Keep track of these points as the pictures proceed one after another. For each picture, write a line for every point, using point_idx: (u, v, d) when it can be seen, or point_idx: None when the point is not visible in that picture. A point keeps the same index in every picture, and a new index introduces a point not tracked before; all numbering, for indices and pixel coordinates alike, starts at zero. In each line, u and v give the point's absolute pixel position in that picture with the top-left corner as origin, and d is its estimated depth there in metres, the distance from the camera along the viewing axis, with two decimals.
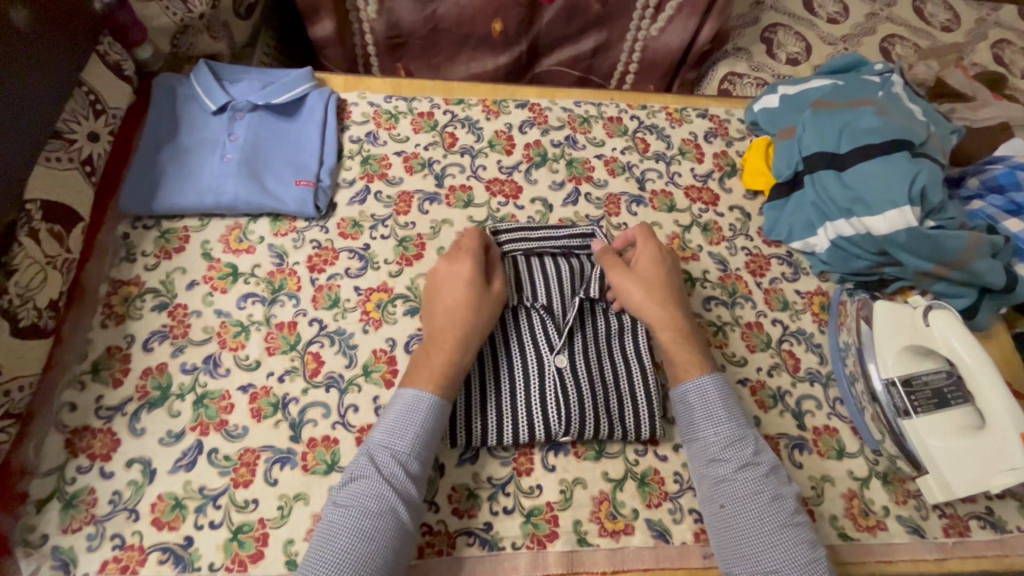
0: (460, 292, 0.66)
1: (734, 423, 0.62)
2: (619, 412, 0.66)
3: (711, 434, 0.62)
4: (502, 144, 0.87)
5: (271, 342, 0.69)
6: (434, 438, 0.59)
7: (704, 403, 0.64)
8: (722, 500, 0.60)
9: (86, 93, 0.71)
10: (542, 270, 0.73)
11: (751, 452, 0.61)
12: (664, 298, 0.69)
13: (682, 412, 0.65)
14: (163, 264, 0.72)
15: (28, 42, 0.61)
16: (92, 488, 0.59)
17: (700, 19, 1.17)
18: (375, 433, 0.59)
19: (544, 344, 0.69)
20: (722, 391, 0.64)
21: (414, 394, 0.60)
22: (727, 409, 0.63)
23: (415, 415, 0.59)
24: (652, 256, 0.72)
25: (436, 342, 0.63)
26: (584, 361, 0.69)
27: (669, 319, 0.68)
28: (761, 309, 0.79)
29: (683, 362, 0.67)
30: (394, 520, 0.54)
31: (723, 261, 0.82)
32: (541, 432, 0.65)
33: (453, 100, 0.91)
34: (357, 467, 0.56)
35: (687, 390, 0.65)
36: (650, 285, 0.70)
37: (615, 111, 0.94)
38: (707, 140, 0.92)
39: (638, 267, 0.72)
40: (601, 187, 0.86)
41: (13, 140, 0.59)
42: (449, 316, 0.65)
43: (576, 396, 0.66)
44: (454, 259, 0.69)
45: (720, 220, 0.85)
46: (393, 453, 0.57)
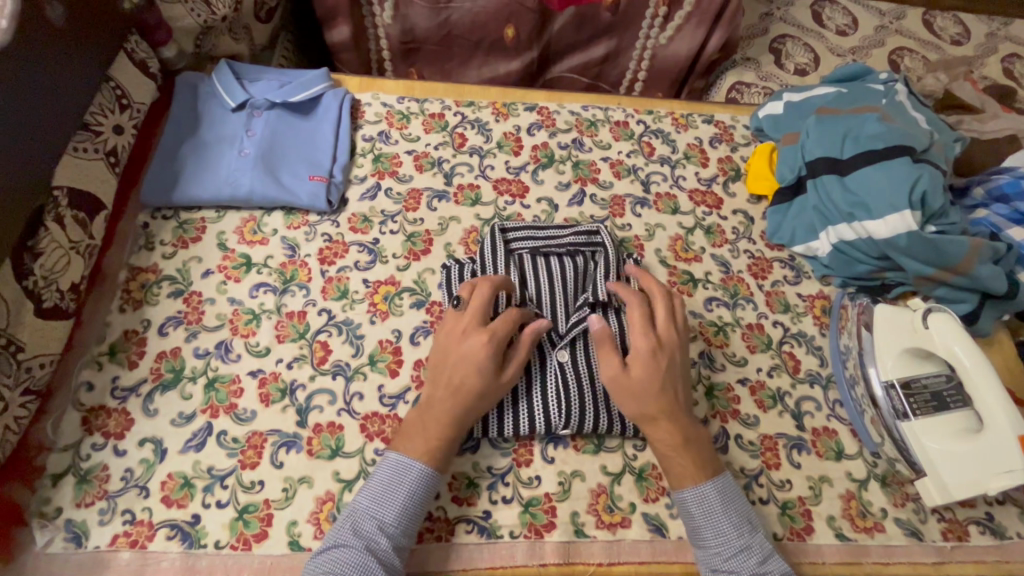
0: (474, 378, 0.61)
1: (738, 531, 0.58)
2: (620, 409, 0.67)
3: (716, 544, 0.59)
4: (510, 145, 0.89)
5: (281, 330, 0.71)
6: (420, 510, 0.58)
7: (706, 513, 0.59)
8: None
9: (113, 88, 0.74)
10: (547, 269, 0.75)
11: (757, 561, 0.57)
12: (664, 407, 0.61)
13: (684, 517, 0.61)
14: (180, 253, 0.75)
15: (62, 36, 0.64)
16: (105, 464, 0.61)
17: (708, 28, 1.20)
18: (362, 499, 0.57)
19: (546, 343, 0.71)
20: (723, 497, 0.60)
21: (403, 462, 0.59)
22: (730, 518, 0.59)
23: (404, 484, 0.58)
24: (648, 353, 0.63)
25: (435, 413, 0.61)
26: (585, 357, 0.70)
27: (667, 432, 0.61)
28: (762, 311, 0.80)
29: (677, 471, 0.61)
30: None
31: (726, 263, 0.83)
32: (541, 424, 0.66)
33: (464, 102, 0.93)
34: (340, 535, 0.55)
35: (687, 499, 0.60)
36: (642, 395, 0.62)
37: (622, 115, 0.95)
38: (712, 145, 0.94)
39: (632, 367, 0.63)
40: (606, 189, 0.87)
41: (45, 130, 0.62)
42: (455, 396, 0.61)
43: (577, 393, 0.67)
44: (474, 337, 0.63)
45: (723, 223, 0.87)
46: (379, 521, 0.56)
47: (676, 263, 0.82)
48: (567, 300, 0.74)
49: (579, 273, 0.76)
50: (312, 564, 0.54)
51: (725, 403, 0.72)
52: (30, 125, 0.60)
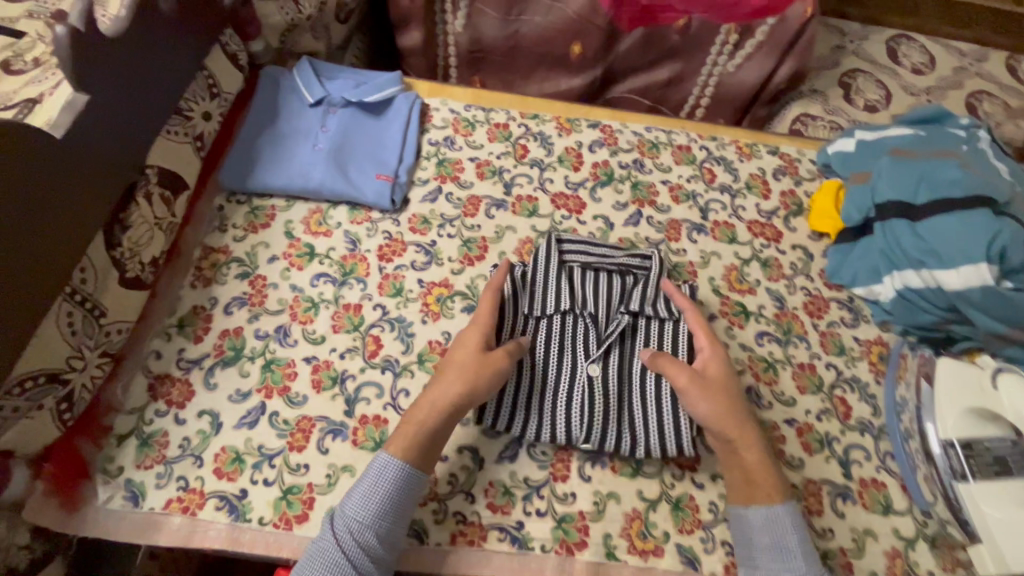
0: (462, 351, 0.66)
1: (804, 561, 0.58)
2: (654, 432, 0.67)
3: (781, 570, 0.58)
4: (570, 161, 0.90)
5: (337, 320, 0.73)
6: (399, 512, 0.58)
7: (774, 534, 0.60)
8: None
9: (206, 77, 0.78)
10: (595, 284, 0.76)
11: None
12: (739, 414, 0.65)
13: (743, 537, 0.61)
14: (250, 237, 0.78)
15: (168, 26, 0.68)
16: (166, 431, 0.65)
17: (779, 58, 1.18)
18: (340, 512, 0.58)
19: (579, 351, 0.71)
20: (796, 524, 0.60)
21: (382, 464, 0.59)
22: (801, 544, 0.59)
23: (379, 496, 0.58)
24: (722, 366, 0.68)
25: (429, 398, 0.63)
26: (616, 375, 0.70)
27: (752, 442, 0.64)
28: (815, 351, 0.78)
29: (762, 485, 0.62)
30: None
31: (781, 298, 0.82)
32: (562, 434, 0.67)
33: (529, 115, 0.94)
34: (317, 547, 0.56)
35: (756, 515, 0.61)
36: (723, 393, 0.66)
37: (685, 139, 0.95)
38: (776, 177, 0.92)
39: (706, 378, 0.67)
40: (663, 213, 0.87)
41: (144, 112, 0.66)
42: (442, 374, 0.65)
43: (602, 407, 0.68)
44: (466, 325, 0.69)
45: (781, 257, 0.85)
46: (356, 525, 0.57)
47: (729, 294, 0.81)
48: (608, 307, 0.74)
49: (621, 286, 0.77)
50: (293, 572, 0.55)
51: (770, 441, 0.71)
52: (131, 106, 0.64)
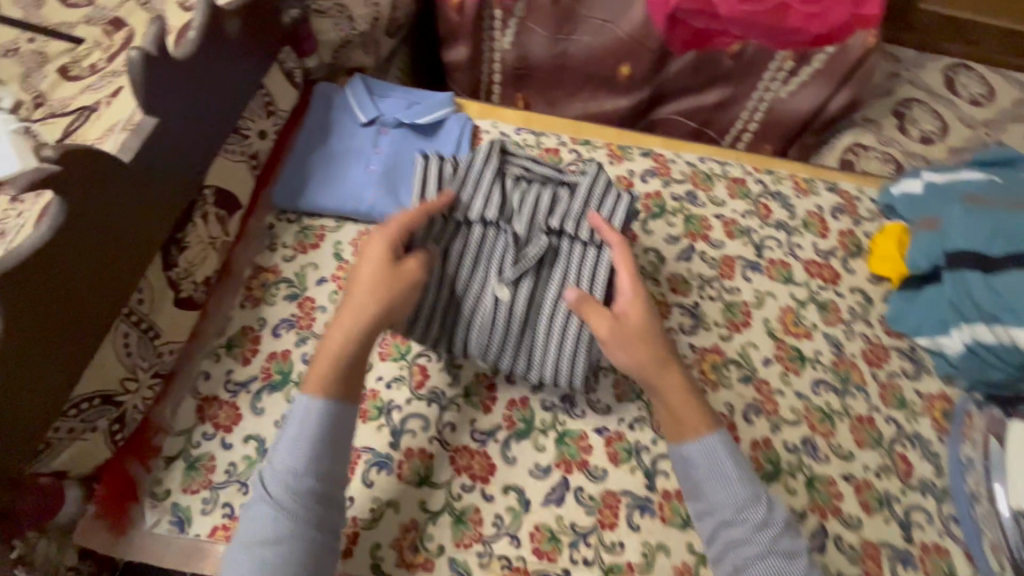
0: (370, 268, 0.63)
1: (742, 485, 0.59)
2: (555, 360, 0.68)
3: (727, 497, 0.59)
4: (622, 190, 0.88)
5: (385, 348, 0.72)
6: (331, 449, 0.58)
7: (708, 463, 0.60)
8: (737, 563, 0.57)
9: (264, 95, 0.77)
10: (524, 198, 0.74)
11: (765, 513, 0.58)
12: (654, 354, 0.64)
13: (683, 472, 0.62)
14: (300, 257, 0.77)
15: (232, 45, 0.68)
16: (212, 455, 0.64)
17: (835, 87, 1.15)
18: (273, 455, 0.58)
19: (495, 270, 0.70)
20: (729, 448, 0.61)
21: (305, 406, 0.58)
22: (737, 465, 0.60)
23: (306, 433, 0.57)
24: (642, 306, 0.66)
25: (337, 323, 0.62)
26: (525, 298, 0.69)
27: (674, 380, 0.63)
28: (874, 403, 0.75)
29: (687, 421, 0.62)
30: (294, 537, 0.54)
31: (839, 344, 0.79)
32: (458, 349, 0.69)
33: (580, 140, 0.93)
34: (256, 493, 0.57)
35: (690, 450, 0.61)
36: (643, 338, 0.64)
37: (740, 172, 0.92)
38: (834, 216, 0.89)
39: (624, 318, 0.65)
40: (716, 248, 0.85)
41: (206, 133, 0.66)
42: (353, 290, 0.63)
43: (511, 332, 0.69)
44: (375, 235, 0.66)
45: (839, 301, 0.82)
46: (286, 472, 0.56)
47: (784, 337, 0.78)
48: (534, 223, 0.73)
49: (551, 201, 0.74)
50: (243, 519, 0.57)
51: (827, 498, 0.68)
52: (194, 127, 0.64)
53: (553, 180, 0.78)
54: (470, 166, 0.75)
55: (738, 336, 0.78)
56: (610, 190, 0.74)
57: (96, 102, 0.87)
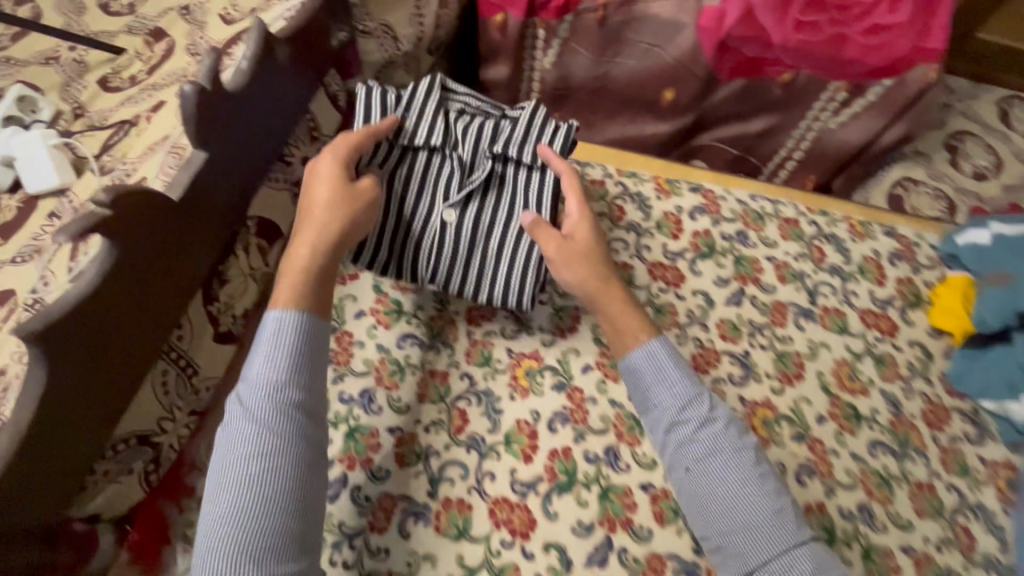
0: (322, 188, 0.65)
1: (686, 384, 0.64)
2: (504, 276, 0.73)
3: (671, 399, 0.64)
4: (669, 228, 0.85)
5: (423, 388, 0.70)
6: (309, 359, 0.58)
7: (655, 369, 0.65)
8: (687, 464, 0.62)
9: (308, 120, 0.75)
10: (470, 127, 0.75)
11: (708, 409, 0.63)
12: (596, 277, 0.70)
13: (636, 385, 0.66)
14: (339, 288, 0.75)
15: (281, 73, 0.66)
16: None
17: (889, 120, 1.10)
18: (245, 371, 0.58)
19: (440, 194, 0.74)
20: (672, 355, 0.66)
21: (278, 319, 0.58)
22: (680, 369, 0.65)
23: (279, 349, 0.57)
24: (587, 231, 0.72)
25: (296, 243, 0.63)
26: (471, 221, 0.74)
27: (612, 296, 0.70)
28: (934, 469, 0.71)
29: (626, 336, 0.68)
30: (282, 449, 0.54)
31: (897, 403, 0.75)
32: (409, 272, 0.73)
33: (626, 173, 0.90)
34: (229, 411, 0.56)
35: (637, 359, 0.66)
36: (582, 259, 0.70)
37: (793, 212, 0.88)
38: (892, 262, 0.85)
39: (572, 243, 0.71)
40: (768, 293, 0.81)
41: (251, 163, 0.64)
42: (305, 212, 0.65)
43: (462, 253, 0.73)
44: (323, 157, 0.67)
45: (897, 355, 0.78)
46: (266, 387, 0.56)
47: (839, 393, 0.75)
48: (479, 149, 0.75)
49: (494, 128, 0.75)
50: (218, 439, 0.57)
51: (885, 570, 0.65)
52: (240, 157, 0.61)
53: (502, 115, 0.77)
54: (413, 96, 0.74)
55: (790, 390, 0.74)
56: (549, 118, 0.75)
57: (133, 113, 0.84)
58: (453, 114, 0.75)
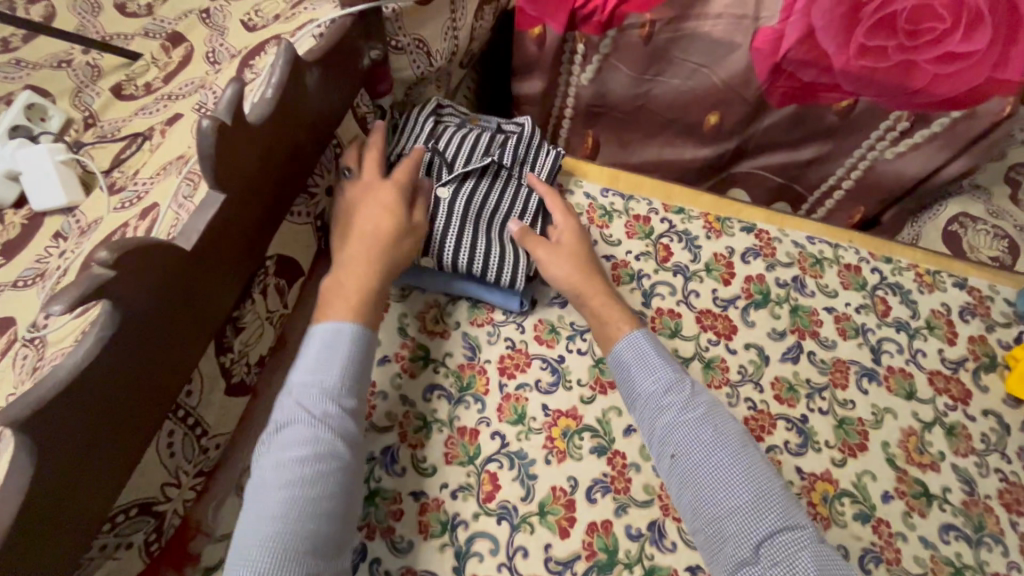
0: (382, 220, 0.64)
1: (666, 368, 0.63)
2: (498, 253, 0.70)
3: (651, 382, 0.63)
4: (720, 271, 0.78)
5: (450, 448, 0.64)
6: (363, 367, 0.59)
7: (638, 357, 0.64)
8: (673, 449, 0.59)
9: (334, 147, 0.69)
10: (463, 134, 0.77)
11: (687, 395, 0.62)
12: (579, 259, 0.71)
13: (621, 374, 0.65)
14: None
15: (309, 100, 0.60)
16: None
17: (953, 153, 1.02)
18: (293, 373, 0.57)
19: (430, 181, 0.73)
20: (653, 343, 0.66)
21: (331, 330, 0.59)
22: (662, 357, 0.64)
23: (336, 352, 0.58)
24: (574, 228, 0.73)
25: (352, 269, 0.62)
26: (465, 200, 0.72)
27: (596, 282, 0.70)
28: (1014, 559, 0.64)
29: (610, 323, 0.68)
30: (335, 454, 0.54)
31: (971, 481, 0.68)
32: None
33: (673, 208, 0.83)
34: (276, 416, 0.55)
35: (620, 349, 0.66)
36: (571, 252, 0.71)
37: (854, 257, 0.81)
38: (963, 318, 0.78)
39: (562, 239, 0.72)
40: (828, 349, 0.74)
41: (272, 200, 0.58)
42: (366, 241, 0.63)
43: (455, 230, 0.70)
44: (377, 185, 0.66)
45: (970, 425, 0.71)
46: (321, 389, 0.56)
47: (907, 467, 0.68)
48: (473, 155, 0.76)
49: (489, 140, 0.77)
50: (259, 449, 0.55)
51: None
52: (261, 195, 0.56)
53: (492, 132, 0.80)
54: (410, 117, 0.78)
55: (853, 462, 0.67)
56: (542, 147, 0.79)
57: (142, 125, 0.76)
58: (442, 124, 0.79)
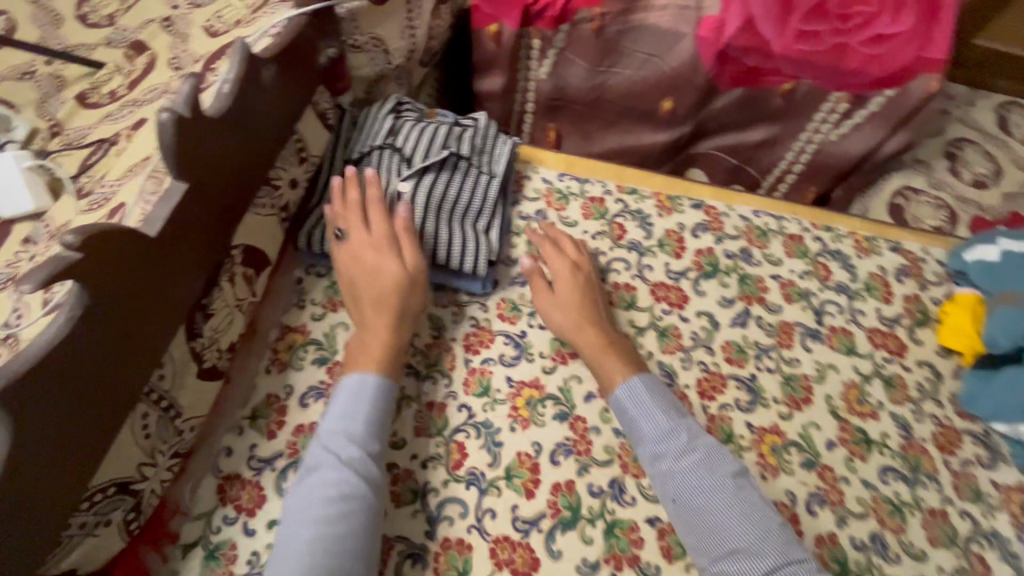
0: (390, 277, 0.67)
1: (667, 412, 0.65)
2: (460, 242, 0.73)
3: (652, 422, 0.64)
4: (672, 246, 0.83)
5: (420, 422, 0.67)
6: (385, 420, 0.62)
7: (638, 403, 0.66)
8: (675, 493, 0.61)
9: (296, 142, 0.72)
10: (423, 127, 0.80)
11: (687, 438, 0.63)
12: (584, 312, 0.72)
13: (622, 417, 0.67)
14: (330, 316, 0.72)
15: (264, 94, 0.62)
16: (234, 542, 0.59)
17: (891, 130, 1.09)
18: (321, 423, 0.61)
19: (393, 173, 0.76)
20: (650, 385, 0.67)
21: (355, 381, 0.62)
22: (661, 402, 0.65)
23: (360, 405, 0.61)
24: (579, 274, 0.75)
25: (373, 327, 0.66)
26: (425, 192, 0.75)
27: (593, 337, 0.71)
28: (947, 495, 0.69)
29: (610, 372, 0.69)
30: (356, 500, 0.56)
31: (907, 426, 0.73)
32: None
33: (627, 189, 0.87)
34: (303, 467, 0.58)
35: (620, 394, 0.67)
36: (567, 307, 0.72)
37: (797, 228, 0.86)
38: (899, 279, 0.83)
39: (560, 289, 0.74)
40: (773, 313, 0.79)
41: (234, 191, 0.60)
42: (381, 302, 0.67)
43: (418, 222, 0.73)
44: (380, 245, 0.69)
45: (905, 375, 0.76)
46: (346, 439, 0.59)
47: (849, 417, 0.73)
48: (432, 147, 0.78)
49: (448, 131, 0.80)
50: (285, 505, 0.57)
51: None
52: (221, 185, 0.58)
53: (452, 123, 0.84)
54: (370, 115, 0.81)
55: (799, 415, 0.72)
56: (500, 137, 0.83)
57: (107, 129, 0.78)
58: (401, 118, 0.82)
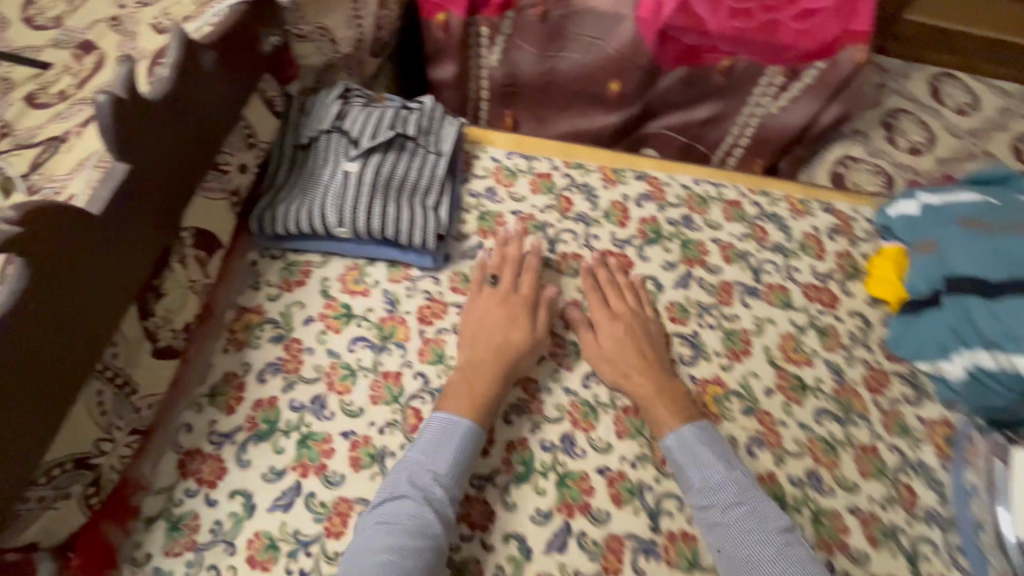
0: (515, 334, 0.71)
1: (718, 465, 0.64)
2: (409, 217, 0.76)
3: (702, 475, 0.64)
4: (617, 216, 0.86)
5: (376, 391, 0.69)
6: (469, 464, 0.63)
7: (689, 455, 0.65)
8: (721, 544, 0.60)
9: (243, 128, 0.74)
10: (369, 110, 0.82)
11: (738, 491, 0.62)
12: (641, 357, 0.72)
13: (675, 468, 0.66)
14: (285, 295, 0.74)
15: (205, 80, 0.64)
16: (196, 513, 0.61)
17: (826, 102, 1.14)
18: (410, 453, 0.63)
19: (343, 155, 0.79)
20: (703, 437, 0.66)
21: (447, 419, 0.64)
22: (717, 454, 0.65)
23: (449, 446, 0.63)
24: (636, 318, 0.75)
25: (483, 373, 0.68)
26: (373, 171, 0.78)
27: (643, 382, 0.70)
28: (877, 432, 0.74)
29: (660, 415, 0.68)
30: (430, 535, 0.57)
31: (840, 371, 0.77)
32: (317, 220, 0.75)
33: (573, 164, 0.91)
34: (383, 496, 0.60)
35: (671, 445, 0.66)
36: (613, 359, 0.72)
37: (735, 194, 0.91)
38: (831, 237, 0.88)
39: (604, 335, 0.74)
40: (714, 274, 0.83)
41: (179, 174, 0.62)
42: (499, 355, 0.70)
43: (367, 199, 0.76)
44: (505, 302, 0.74)
45: (838, 325, 0.81)
46: (433, 475, 0.61)
47: (786, 365, 0.77)
48: (379, 128, 0.81)
49: (395, 113, 0.83)
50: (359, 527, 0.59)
51: (833, 532, 0.67)
52: (167, 168, 0.60)
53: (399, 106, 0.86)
54: (319, 102, 0.84)
55: (739, 366, 0.76)
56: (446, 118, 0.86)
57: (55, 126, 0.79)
58: (349, 103, 0.84)
